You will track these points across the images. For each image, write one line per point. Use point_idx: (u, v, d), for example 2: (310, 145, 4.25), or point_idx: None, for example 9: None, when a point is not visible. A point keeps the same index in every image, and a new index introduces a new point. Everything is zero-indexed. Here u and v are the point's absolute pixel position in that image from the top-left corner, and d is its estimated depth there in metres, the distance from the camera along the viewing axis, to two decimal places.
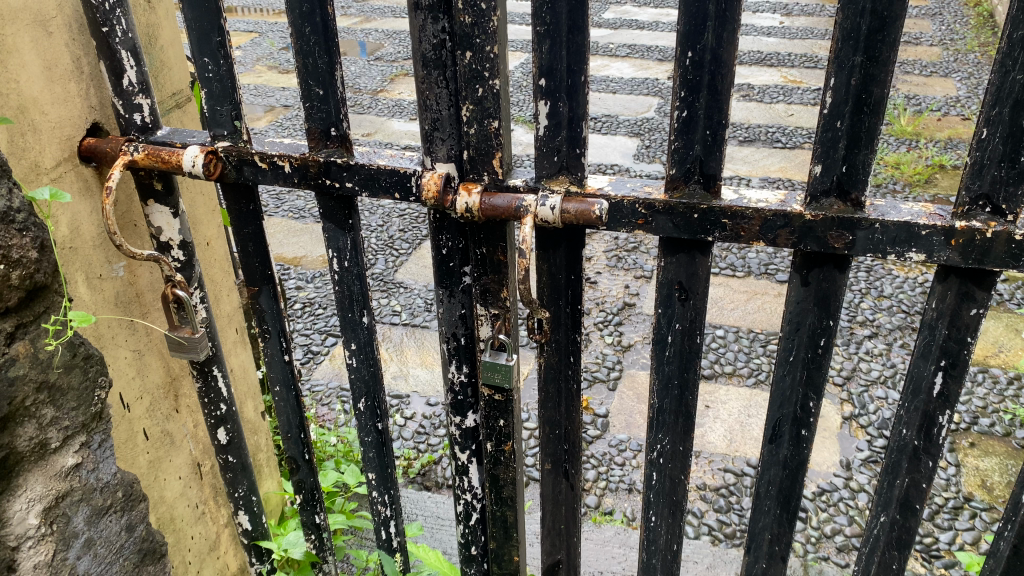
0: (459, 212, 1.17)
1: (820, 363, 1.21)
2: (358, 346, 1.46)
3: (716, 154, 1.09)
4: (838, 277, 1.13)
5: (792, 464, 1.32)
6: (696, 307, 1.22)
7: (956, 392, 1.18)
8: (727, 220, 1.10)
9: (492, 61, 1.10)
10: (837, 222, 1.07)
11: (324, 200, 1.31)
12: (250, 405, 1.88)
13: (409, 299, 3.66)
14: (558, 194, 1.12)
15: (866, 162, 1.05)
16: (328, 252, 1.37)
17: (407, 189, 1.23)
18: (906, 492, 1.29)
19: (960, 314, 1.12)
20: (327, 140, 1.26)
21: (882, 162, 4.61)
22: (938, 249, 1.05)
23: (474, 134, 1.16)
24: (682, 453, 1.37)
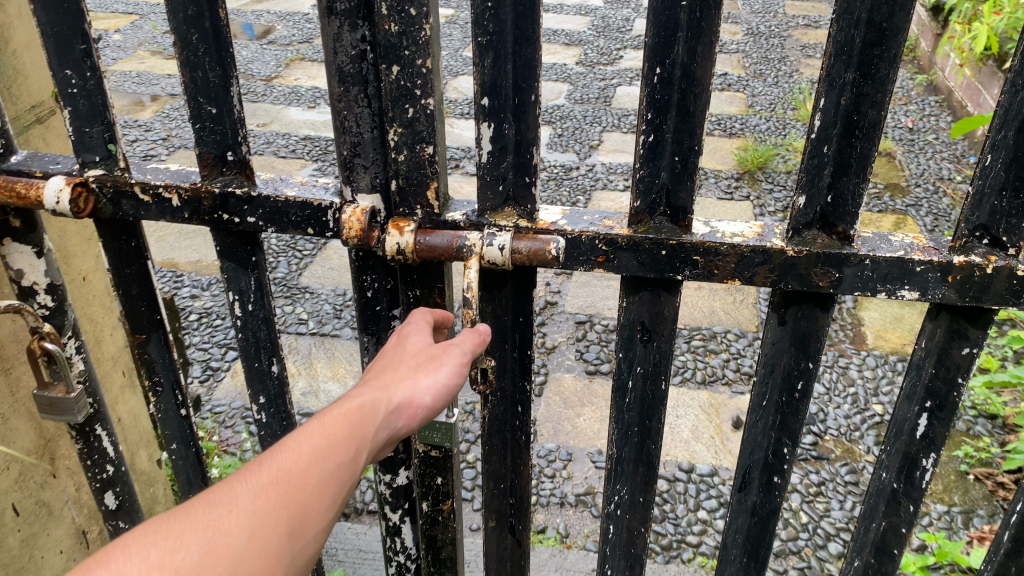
0: (389, 254, 0.99)
1: (796, 407, 1.09)
2: (268, 399, 1.27)
3: (686, 182, 0.95)
4: (819, 316, 1.01)
5: (762, 512, 1.20)
6: (661, 348, 1.08)
7: (942, 434, 1.08)
8: (699, 256, 0.96)
9: (424, 76, 0.92)
10: (822, 258, 0.94)
11: (221, 235, 1.11)
12: (143, 455, 1.65)
13: (317, 305, 3.43)
14: (507, 232, 0.96)
15: (855, 191, 0.92)
16: (227, 295, 1.17)
17: (322, 224, 1.04)
18: (884, 536, 1.19)
19: (950, 353, 1.01)
20: (223, 166, 1.06)
21: (791, 148, 4.63)
22: (934, 287, 0.94)
23: (404, 161, 0.98)
24: (643, 504, 1.23)
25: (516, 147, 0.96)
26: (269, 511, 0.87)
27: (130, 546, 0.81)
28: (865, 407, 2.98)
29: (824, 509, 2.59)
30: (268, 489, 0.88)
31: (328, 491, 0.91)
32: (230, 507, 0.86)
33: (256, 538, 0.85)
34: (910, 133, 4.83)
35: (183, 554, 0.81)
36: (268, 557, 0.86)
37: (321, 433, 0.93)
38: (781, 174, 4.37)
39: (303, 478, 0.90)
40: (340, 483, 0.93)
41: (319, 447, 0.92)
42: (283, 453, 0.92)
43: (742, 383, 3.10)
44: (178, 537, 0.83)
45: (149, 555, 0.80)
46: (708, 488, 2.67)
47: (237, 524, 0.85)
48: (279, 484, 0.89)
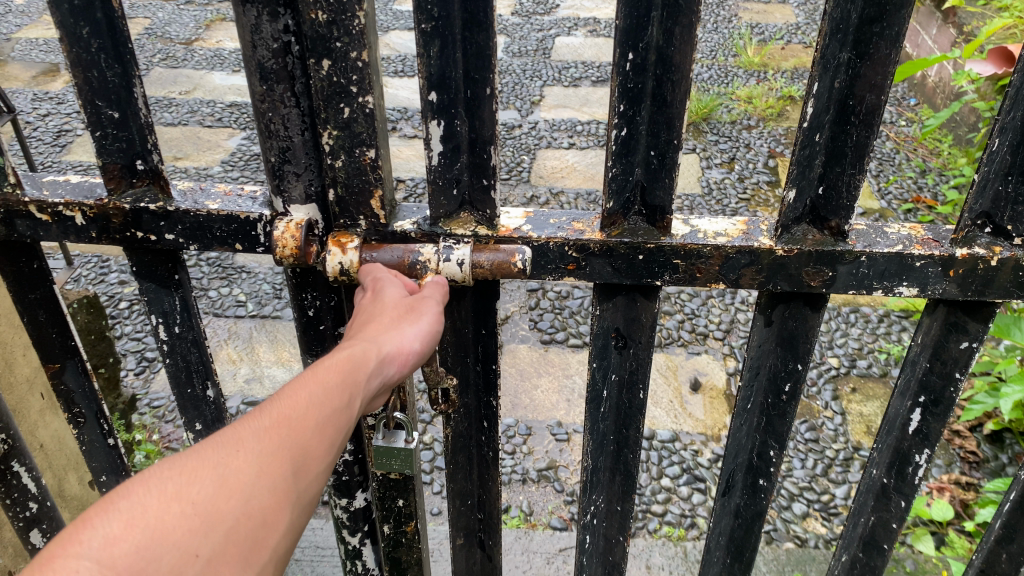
0: (331, 275, 0.88)
1: (782, 409, 1.02)
2: (205, 425, 1.15)
3: (664, 179, 0.85)
4: (810, 316, 0.93)
5: (746, 514, 1.14)
6: (638, 356, 0.99)
7: (936, 430, 1.02)
8: (679, 260, 0.87)
9: (361, 71, 0.80)
10: (814, 257, 0.86)
11: (137, 254, 0.97)
12: (73, 479, 1.51)
13: (255, 285, 3.27)
14: (465, 244, 0.86)
15: (850, 182, 0.84)
16: (149, 319, 1.04)
17: (252, 238, 0.92)
18: (873, 530, 1.13)
19: (947, 347, 0.96)
20: (133, 177, 0.92)
21: (734, 97, 4.56)
22: (935, 283, 0.87)
23: (342, 167, 0.86)
24: (620, 513, 1.16)
25: (471, 146, 0.86)
26: (271, 453, 0.75)
27: (135, 484, 0.70)
28: (821, 361, 2.97)
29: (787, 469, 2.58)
30: (269, 431, 0.76)
31: (331, 433, 0.78)
32: (233, 448, 0.74)
33: (261, 481, 0.73)
34: None
35: (189, 493, 0.70)
36: (273, 502, 0.74)
37: (320, 372, 0.79)
38: (726, 125, 4.30)
39: (304, 422, 0.77)
40: (342, 427, 0.80)
41: (316, 390, 0.79)
42: (279, 396, 0.78)
43: (698, 344, 3.05)
44: (188, 474, 0.71)
45: (154, 494, 0.69)
46: (670, 455, 2.62)
47: (241, 466, 0.73)
48: (278, 430, 0.76)
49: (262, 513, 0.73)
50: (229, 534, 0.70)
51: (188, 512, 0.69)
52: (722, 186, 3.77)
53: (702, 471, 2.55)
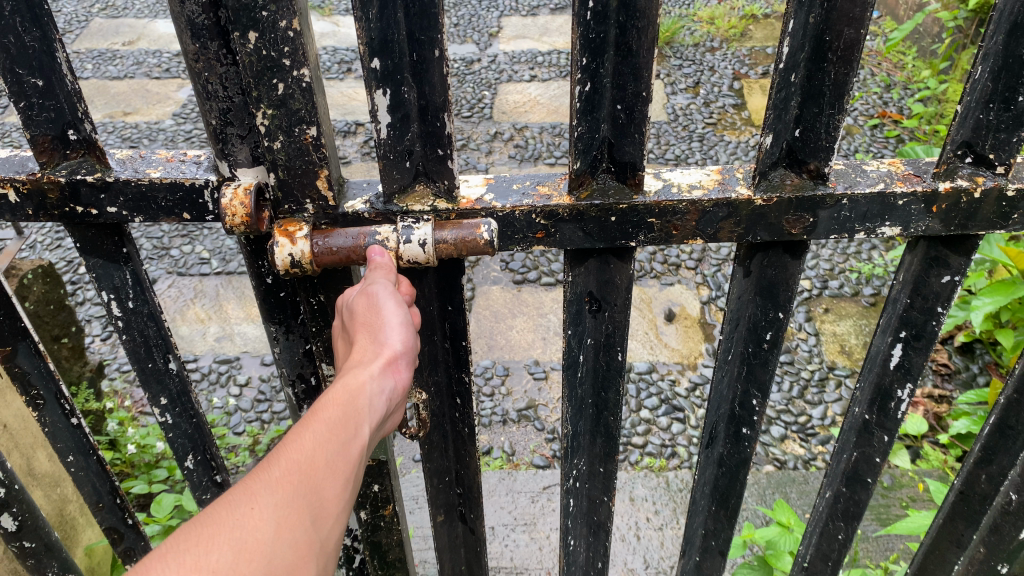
0: (280, 268, 0.83)
1: (765, 357, 1.03)
2: (170, 400, 1.11)
3: (632, 135, 0.82)
4: (789, 263, 0.94)
5: (730, 463, 1.16)
6: (613, 319, 0.98)
7: (918, 363, 1.09)
8: (654, 218, 0.85)
9: (293, 41, 0.75)
10: (794, 204, 0.86)
11: (78, 230, 0.92)
12: (42, 456, 1.48)
13: (218, 241, 3.20)
14: (427, 223, 0.83)
15: (828, 123, 0.82)
16: (100, 295, 0.99)
17: (200, 206, 0.87)
18: (855, 461, 1.21)
19: (928, 281, 1.01)
20: (66, 148, 0.86)
21: (696, 19, 4.48)
22: (916, 217, 0.89)
23: (281, 148, 0.82)
24: (603, 473, 1.15)
25: (421, 114, 0.81)
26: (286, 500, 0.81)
27: (156, 558, 0.75)
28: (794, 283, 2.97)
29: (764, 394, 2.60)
30: (281, 482, 0.81)
31: (340, 470, 0.85)
32: (248, 507, 0.79)
33: (280, 530, 0.80)
34: None
35: (213, 558, 0.76)
36: (296, 548, 0.80)
37: (320, 414, 0.85)
38: (689, 48, 4.23)
39: (312, 464, 0.83)
40: (350, 459, 0.86)
41: (318, 430, 0.85)
42: (285, 442, 0.84)
43: (671, 275, 3.04)
44: (207, 543, 0.77)
45: (180, 564, 0.74)
46: (648, 386, 2.62)
47: (259, 520, 0.79)
48: (289, 477, 0.82)
49: (287, 560, 0.79)
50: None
51: (219, 572, 0.75)
52: (687, 112, 3.72)
53: (680, 401, 2.57)
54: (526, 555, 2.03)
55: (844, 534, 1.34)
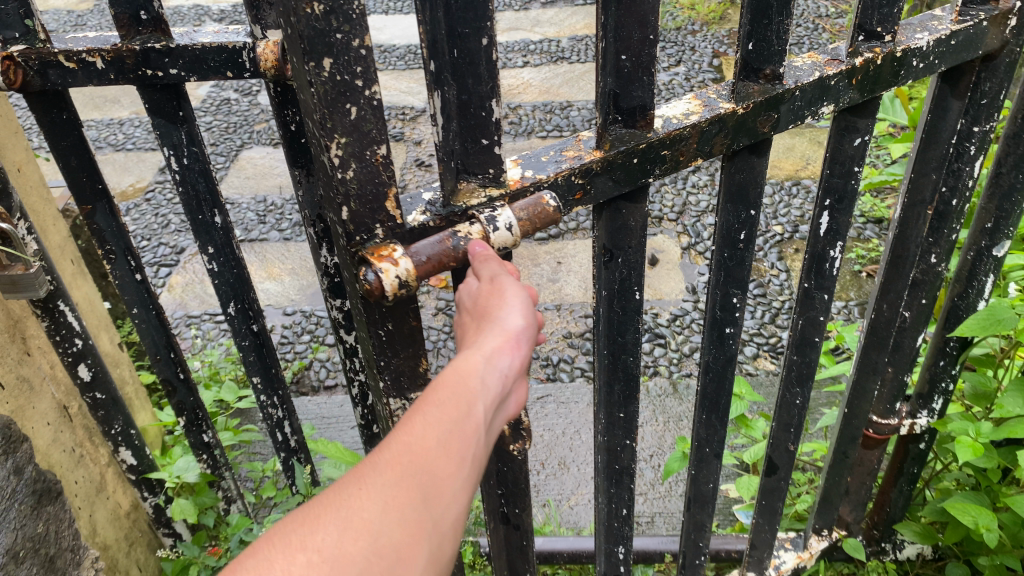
0: (388, 293, 0.83)
1: (741, 255, 1.18)
2: (216, 249, 1.38)
3: (639, 81, 0.92)
4: (755, 163, 1.11)
5: (719, 364, 1.30)
6: (626, 263, 1.07)
7: (843, 223, 1.26)
8: (667, 150, 0.99)
9: (365, 60, 0.76)
10: (764, 105, 1.04)
11: (147, 92, 1.20)
12: (105, 338, 1.77)
13: (239, 214, 3.49)
14: (504, 208, 0.88)
15: (779, 32, 0.99)
16: (162, 153, 1.27)
17: (239, 65, 1.17)
18: (803, 326, 1.35)
19: (844, 148, 1.19)
20: (139, 25, 1.14)
21: (678, 6, 4.78)
22: (842, 93, 1.10)
23: (354, 177, 0.81)
24: (622, 419, 1.24)
25: (461, 110, 0.83)
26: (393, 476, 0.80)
27: (263, 542, 0.75)
28: (768, 230, 3.23)
29: None
30: (390, 462, 0.80)
31: (455, 452, 0.83)
32: (357, 489, 0.78)
33: (389, 512, 0.78)
34: None
35: (319, 537, 0.75)
36: (407, 530, 0.79)
37: (432, 398, 0.84)
38: (671, 32, 4.53)
39: (426, 444, 0.82)
40: (467, 442, 0.84)
41: (431, 413, 0.83)
42: (399, 428, 0.83)
43: (654, 227, 3.31)
44: (313, 522, 0.76)
45: (285, 545, 0.74)
46: None
47: (368, 501, 0.78)
48: (399, 460, 0.80)
49: (397, 542, 0.78)
50: (368, 566, 0.76)
51: (325, 552, 0.75)
52: (669, 86, 4.00)
53: (661, 328, 2.83)
54: None
55: (801, 399, 1.46)
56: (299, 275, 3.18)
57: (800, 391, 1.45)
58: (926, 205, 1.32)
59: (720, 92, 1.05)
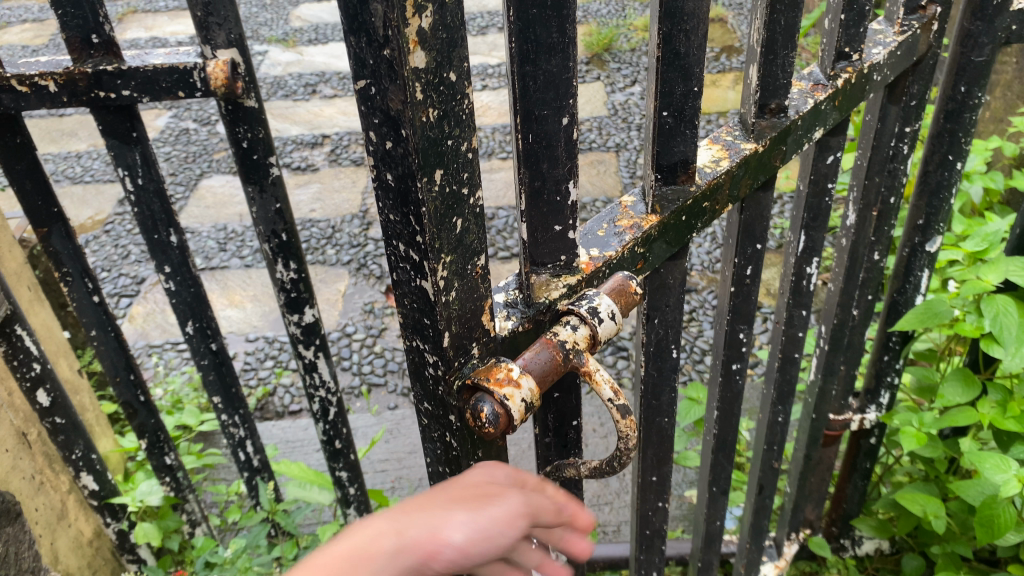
0: (518, 423, 0.65)
1: (747, 292, 1.09)
2: (173, 269, 1.40)
3: (682, 134, 0.81)
4: (762, 198, 1.01)
5: (727, 399, 1.21)
6: (663, 322, 0.95)
7: (819, 240, 1.20)
8: (707, 202, 0.88)
9: (469, 164, 0.61)
10: (777, 140, 0.95)
11: (101, 114, 1.22)
12: (63, 364, 1.77)
13: (199, 243, 3.48)
14: (600, 293, 0.72)
15: (786, 66, 0.91)
16: (116, 173, 1.29)
17: (191, 84, 1.18)
18: (784, 343, 1.31)
19: (818, 165, 1.14)
20: (90, 48, 1.17)
21: (631, 28, 4.86)
22: (828, 115, 1.04)
23: (456, 297, 0.64)
24: (656, 484, 1.11)
25: (531, 196, 0.70)
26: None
27: None
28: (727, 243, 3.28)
29: (698, 330, 2.79)
30: None
31: None
32: None
33: None
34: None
35: None
36: None
37: (314, 565, 0.67)
38: (625, 53, 4.61)
39: None
40: None
41: None
42: None
43: None
44: None
45: None
46: None
47: None
48: None
49: None
50: None
51: None
52: (625, 107, 4.07)
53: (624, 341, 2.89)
54: None
55: (783, 418, 1.42)
56: (262, 301, 3.18)
57: (781, 411, 1.42)
58: (872, 206, 1.31)
59: (729, 135, 0.95)
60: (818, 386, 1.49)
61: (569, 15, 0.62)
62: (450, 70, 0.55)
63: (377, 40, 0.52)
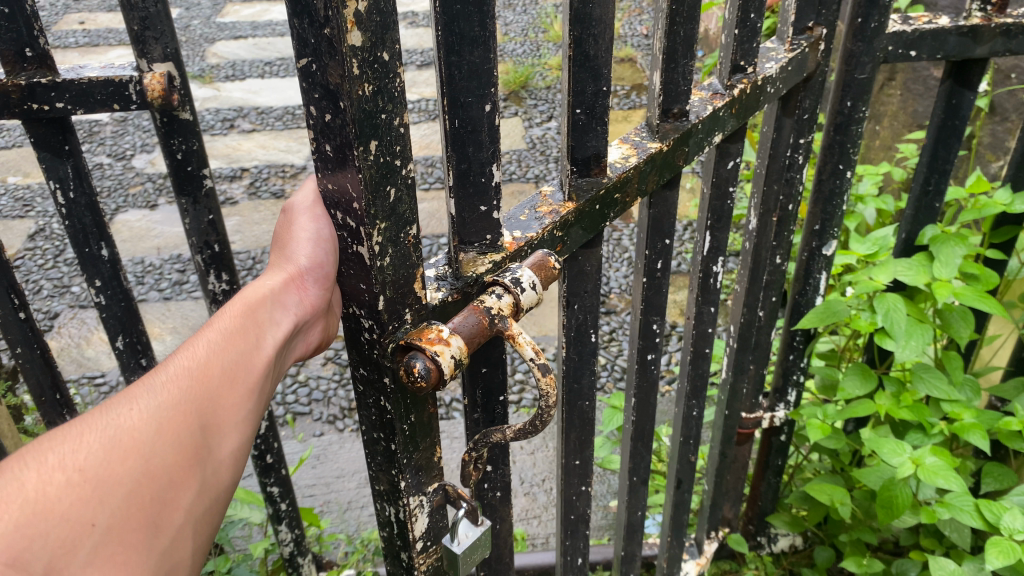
0: (447, 379, 0.70)
1: (659, 285, 1.17)
2: (104, 283, 1.40)
3: (595, 129, 0.89)
4: (668, 196, 1.10)
5: (645, 388, 1.28)
6: (582, 308, 1.02)
7: (724, 240, 1.31)
8: (620, 193, 0.97)
9: (403, 139, 0.66)
10: (681, 140, 1.04)
11: (33, 126, 1.24)
12: None
13: None
14: (524, 266, 0.78)
15: (685, 73, 1.01)
16: (48, 186, 1.30)
17: (126, 97, 1.21)
18: (695, 338, 1.40)
19: (720, 171, 1.24)
20: (24, 62, 1.18)
21: (547, 67, 5.01)
22: (727, 122, 1.14)
23: (390, 265, 0.70)
24: (579, 467, 1.18)
25: (460, 178, 0.76)
26: (207, 393, 0.77)
27: (16, 460, 0.66)
28: None
29: (617, 350, 2.88)
30: (170, 386, 0.75)
31: (236, 385, 0.80)
32: (126, 404, 0.72)
33: (161, 435, 0.71)
34: (644, 40, 5.44)
35: (81, 456, 0.67)
36: (178, 458, 0.72)
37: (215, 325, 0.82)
38: (542, 91, 4.76)
39: (208, 367, 0.78)
40: (247, 380, 0.81)
41: (208, 342, 0.80)
42: (179, 353, 0.78)
43: None
44: (74, 441, 0.68)
45: (49, 459, 0.65)
46: None
47: (138, 420, 0.71)
48: (183, 380, 0.76)
49: (166, 471, 0.71)
50: (130, 487, 0.68)
51: (85, 472, 0.66)
52: (543, 141, 4.20)
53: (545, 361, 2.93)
54: None
55: (697, 412, 1.52)
56: (181, 332, 3.14)
57: (696, 405, 1.51)
58: (771, 212, 1.43)
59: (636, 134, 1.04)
60: (729, 383, 1.59)
61: (489, 11, 0.68)
62: (384, 50, 0.61)
63: (319, 20, 0.58)
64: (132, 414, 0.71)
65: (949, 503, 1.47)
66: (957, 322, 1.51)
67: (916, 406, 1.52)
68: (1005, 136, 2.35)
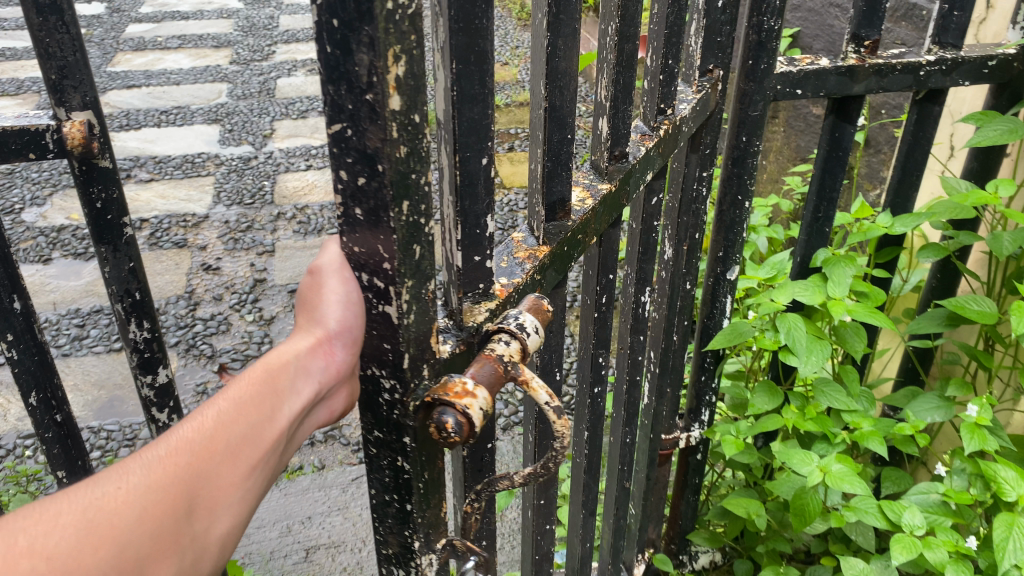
0: (478, 432, 0.70)
1: (606, 318, 1.23)
2: (16, 336, 1.36)
3: (560, 175, 0.94)
4: (613, 233, 1.18)
5: (589, 418, 1.33)
6: (548, 348, 1.06)
7: (650, 271, 1.38)
8: (580, 234, 1.02)
9: (428, 198, 0.67)
10: (624, 181, 1.12)
11: None
12: None
13: None
14: (524, 311, 0.80)
15: (627, 118, 1.08)
16: None
17: (43, 146, 1.18)
18: (626, 366, 1.46)
19: (647, 208, 1.33)
20: None
21: None
22: (655, 160, 1.22)
23: (412, 324, 0.71)
24: (543, 505, 1.22)
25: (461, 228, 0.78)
26: (206, 471, 0.69)
27: None
28: None
29: None
30: (166, 461, 0.67)
31: (241, 462, 0.71)
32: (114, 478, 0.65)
33: (143, 521, 0.64)
34: None
35: (54, 539, 0.59)
36: (157, 547, 0.64)
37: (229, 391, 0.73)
38: None
39: (212, 443, 0.70)
40: (255, 455, 0.72)
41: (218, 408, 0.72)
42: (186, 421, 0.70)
43: None
44: (52, 517, 0.61)
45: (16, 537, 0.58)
46: None
47: (121, 504, 0.63)
48: (180, 455, 0.68)
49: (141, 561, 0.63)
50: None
51: (55, 559, 0.59)
52: None
53: None
54: (341, 532, 2.34)
55: (630, 438, 1.56)
56: (82, 390, 3.01)
57: (628, 432, 1.56)
58: (683, 241, 1.52)
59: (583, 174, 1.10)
60: (653, 408, 1.65)
61: (489, 69, 0.71)
62: (417, 112, 0.63)
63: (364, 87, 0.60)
64: (117, 492, 0.64)
65: (855, 506, 1.57)
66: (850, 337, 1.63)
67: (819, 418, 1.63)
68: (879, 166, 2.56)
